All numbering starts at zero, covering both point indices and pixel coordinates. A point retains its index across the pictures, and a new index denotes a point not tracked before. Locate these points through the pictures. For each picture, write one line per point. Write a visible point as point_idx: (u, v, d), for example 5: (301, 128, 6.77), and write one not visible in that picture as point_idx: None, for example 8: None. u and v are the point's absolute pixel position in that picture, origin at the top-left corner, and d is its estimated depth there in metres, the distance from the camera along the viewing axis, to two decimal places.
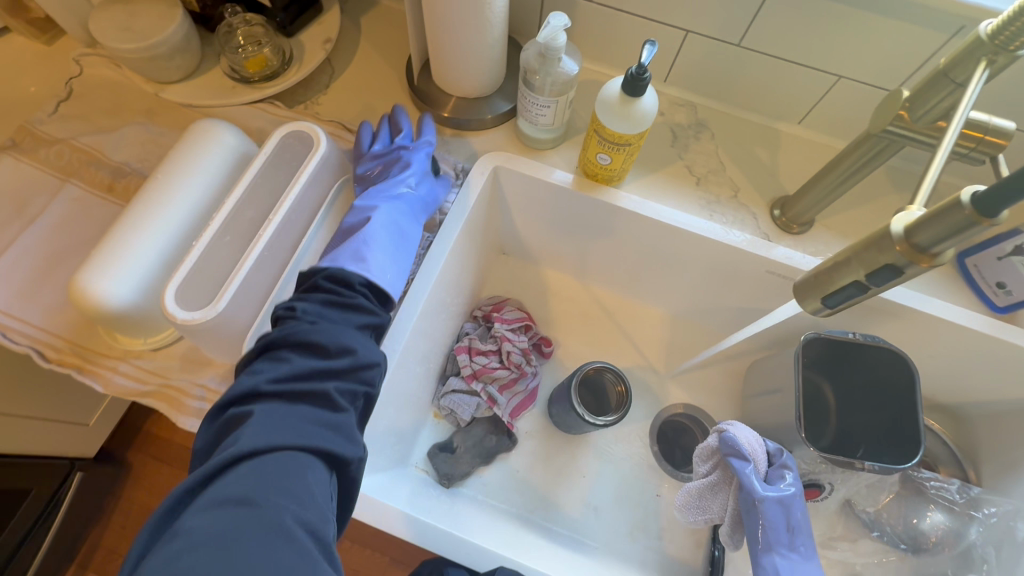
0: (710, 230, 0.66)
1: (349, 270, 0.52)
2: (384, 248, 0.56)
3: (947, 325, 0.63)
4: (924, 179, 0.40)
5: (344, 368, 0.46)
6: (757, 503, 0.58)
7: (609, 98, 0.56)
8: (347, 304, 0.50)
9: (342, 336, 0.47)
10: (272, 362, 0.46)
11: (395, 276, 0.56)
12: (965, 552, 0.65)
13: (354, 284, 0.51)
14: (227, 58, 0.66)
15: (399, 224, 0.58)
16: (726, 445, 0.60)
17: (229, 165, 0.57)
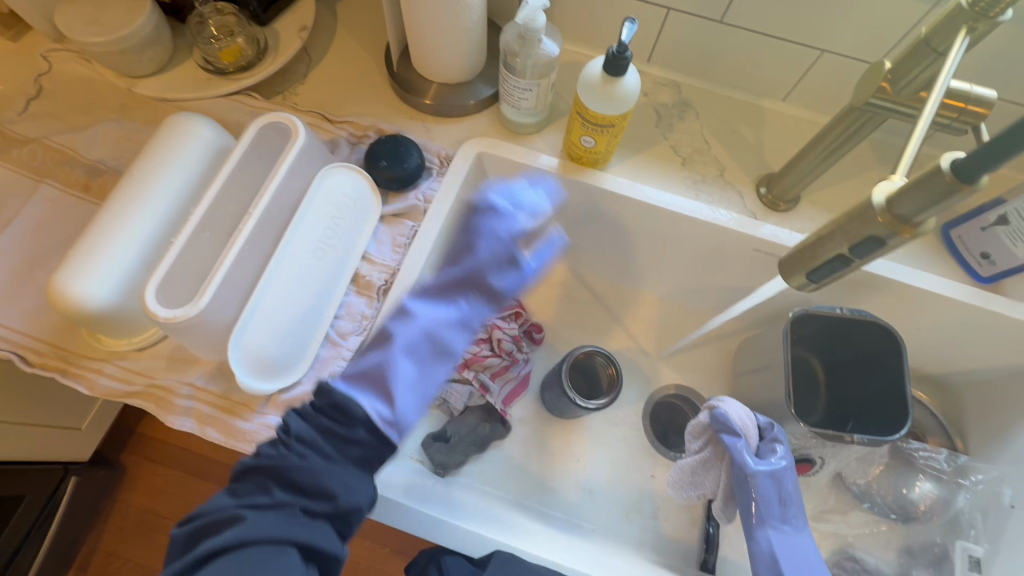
0: (697, 211, 0.66)
1: (355, 401, 0.47)
2: (404, 382, 0.50)
3: (933, 297, 0.64)
4: (906, 150, 0.40)
5: (327, 511, 0.44)
6: (748, 478, 0.58)
7: (591, 79, 0.55)
8: (348, 437, 0.46)
9: (329, 478, 0.44)
10: (253, 487, 0.44)
11: (407, 410, 0.49)
12: (953, 519, 0.67)
13: (356, 420, 0.46)
14: (200, 49, 0.65)
15: (433, 338, 0.53)
16: (715, 422, 0.61)
17: (205, 159, 0.56)
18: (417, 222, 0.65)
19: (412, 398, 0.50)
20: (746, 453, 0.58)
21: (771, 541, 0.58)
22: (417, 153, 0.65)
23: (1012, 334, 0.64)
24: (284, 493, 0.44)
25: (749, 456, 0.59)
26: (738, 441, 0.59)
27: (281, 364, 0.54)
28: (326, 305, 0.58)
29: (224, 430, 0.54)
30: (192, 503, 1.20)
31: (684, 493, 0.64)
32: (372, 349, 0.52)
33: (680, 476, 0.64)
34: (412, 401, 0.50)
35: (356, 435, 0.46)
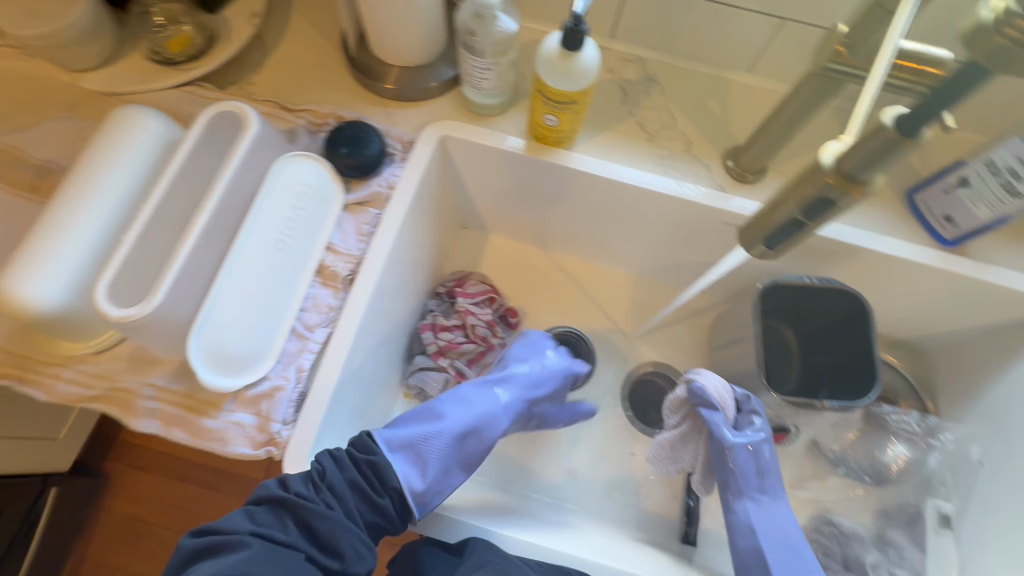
0: (664, 187, 0.65)
1: (394, 470, 0.52)
2: (438, 461, 0.55)
3: (900, 262, 0.64)
4: (855, 113, 0.40)
5: (333, 568, 0.46)
6: (727, 450, 0.60)
7: (548, 54, 0.54)
8: (375, 502, 0.51)
9: (346, 535, 0.47)
10: (275, 522, 0.46)
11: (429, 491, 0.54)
12: (925, 479, 0.69)
13: (389, 487, 0.52)
14: (148, 40, 0.63)
15: (480, 434, 0.59)
16: (694, 397, 0.62)
17: (154, 153, 0.54)
18: (381, 210, 0.63)
19: (443, 487, 0.56)
20: (723, 427, 0.59)
21: (750, 511, 0.59)
22: (378, 139, 0.63)
23: (977, 294, 0.65)
24: (299, 535, 0.47)
25: (728, 429, 0.60)
26: (717, 415, 0.60)
27: (245, 360, 0.53)
28: (290, 299, 0.57)
29: (190, 430, 0.53)
30: (180, 508, 1.18)
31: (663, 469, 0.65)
32: (421, 422, 0.57)
33: (659, 454, 0.64)
34: (441, 488, 0.56)
35: (381, 503, 0.51)
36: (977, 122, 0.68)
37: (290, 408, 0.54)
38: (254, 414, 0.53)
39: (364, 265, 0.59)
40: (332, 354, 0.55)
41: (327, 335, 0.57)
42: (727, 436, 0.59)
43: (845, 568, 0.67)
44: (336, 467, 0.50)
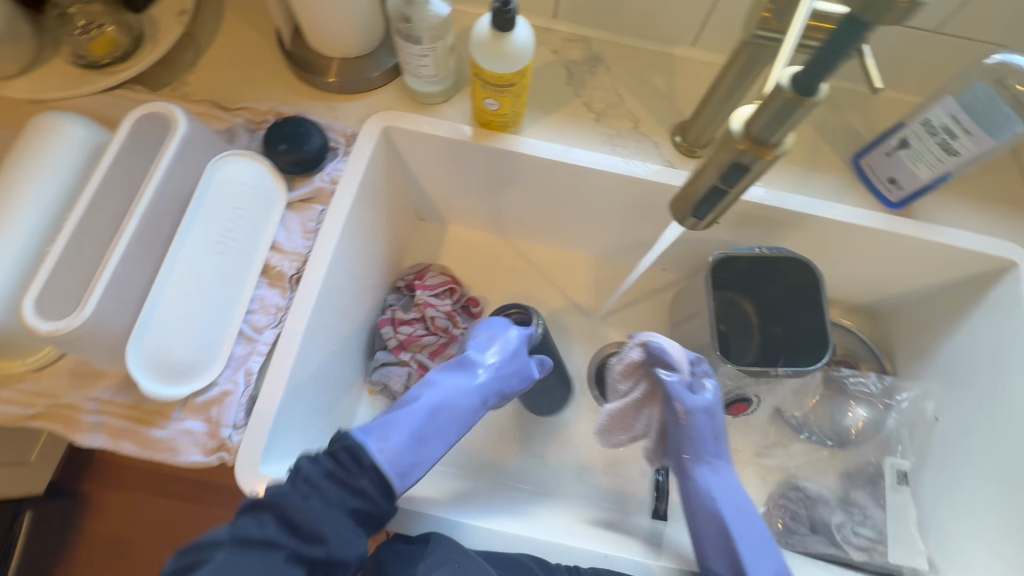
0: (612, 166, 0.65)
1: (365, 446, 0.51)
2: (409, 433, 0.54)
3: (848, 227, 0.65)
4: (786, 45, 0.38)
5: (320, 556, 0.45)
6: (684, 414, 0.60)
7: (480, 37, 0.53)
8: (353, 487, 0.49)
9: (325, 521, 0.46)
10: (252, 523, 0.45)
11: (407, 467, 0.52)
12: (884, 438, 0.70)
13: (364, 465, 0.50)
14: (69, 44, 0.61)
15: (450, 407, 0.57)
16: (651, 359, 0.60)
17: (78, 160, 0.52)
18: (326, 206, 0.62)
19: (423, 462, 0.54)
20: (681, 390, 0.60)
21: (708, 478, 0.60)
22: (318, 133, 0.62)
23: (924, 254, 0.66)
24: (279, 531, 0.45)
25: (687, 392, 0.60)
26: (676, 377, 0.60)
27: (190, 366, 0.52)
28: (236, 301, 0.56)
29: (138, 442, 0.51)
30: (163, 524, 1.14)
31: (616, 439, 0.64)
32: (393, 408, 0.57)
33: (615, 420, 0.62)
34: (421, 464, 0.54)
35: (359, 485, 0.49)
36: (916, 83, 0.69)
37: (241, 412, 0.53)
38: (204, 421, 0.53)
39: (312, 261, 0.58)
40: (281, 355, 0.54)
41: (276, 336, 0.56)
42: (687, 399, 0.60)
43: (812, 531, 0.67)
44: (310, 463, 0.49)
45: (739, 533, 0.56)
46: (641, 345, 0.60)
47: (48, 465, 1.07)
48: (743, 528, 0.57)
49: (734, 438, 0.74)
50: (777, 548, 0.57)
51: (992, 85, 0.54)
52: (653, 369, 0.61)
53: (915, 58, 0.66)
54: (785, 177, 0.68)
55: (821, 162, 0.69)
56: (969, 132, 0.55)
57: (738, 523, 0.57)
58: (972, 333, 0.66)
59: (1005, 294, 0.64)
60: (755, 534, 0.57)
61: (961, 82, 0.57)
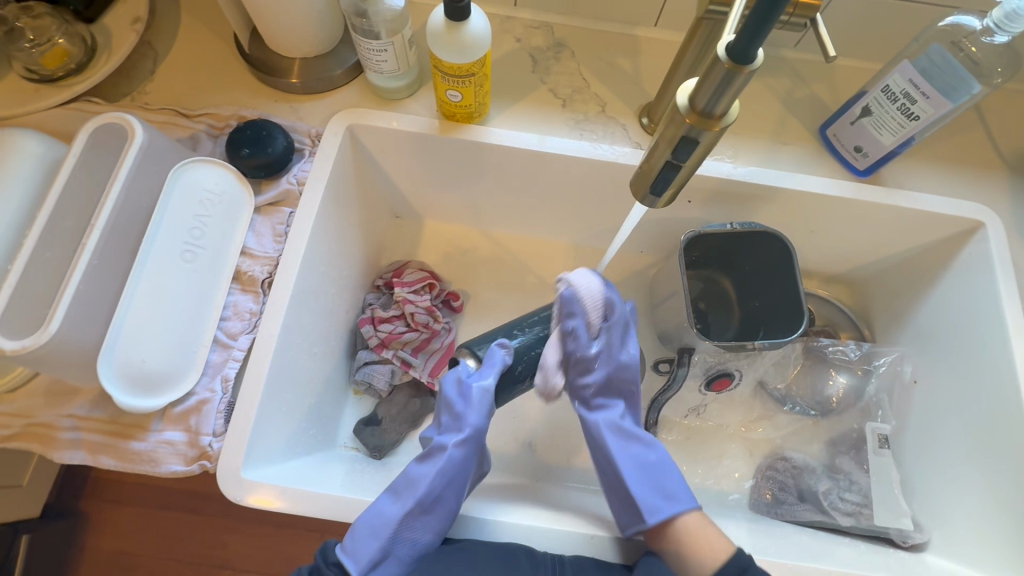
0: (580, 151, 0.65)
1: (329, 546, 0.50)
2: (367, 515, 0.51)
3: (817, 197, 0.65)
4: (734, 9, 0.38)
5: None
6: (587, 358, 0.60)
7: (435, 29, 0.53)
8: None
9: None
10: None
11: (365, 549, 0.49)
12: (865, 405, 0.71)
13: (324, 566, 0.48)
14: (19, 58, 0.59)
15: (408, 475, 0.54)
16: (567, 304, 0.59)
17: (36, 176, 0.52)
18: (295, 208, 0.62)
19: (380, 534, 0.50)
20: (568, 325, 0.59)
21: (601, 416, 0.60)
22: (282, 135, 0.61)
23: (895, 219, 0.66)
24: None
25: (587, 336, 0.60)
26: (579, 321, 0.59)
27: (165, 377, 0.51)
28: (208, 309, 0.55)
29: (118, 456, 0.51)
30: (168, 537, 1.14)
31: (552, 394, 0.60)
32: None
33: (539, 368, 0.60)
34: (378, 535, 0.50)
35: None
36: (878, 50, 0.69)
37: (219, 419, 0.53)
38: (183, 431, 0.52)
39: (283, 264, 0.57)
40: (256, 359, 0.54)
41: (251, 341, 0.56)
42: (581, 347, 0.59)
43: (800, 500, 0.67)
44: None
45: (621, 456, 0.57)
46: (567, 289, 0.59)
47: (44, 487, 1.06)
48: (623, 451, 0.57)
49: (720, 414, 0.74)
50: (674, 468, 0.56)
51: (948, 48, 0.55)
52: (559, 313, 0.60)
53: (874, 25, 0.66)
54: (753, 151, 0.68)
55: (788, 135, 0.69)
56: (927, 97, 0.55)
57: (625, 446, 0.58)
58: (945, 295, 0.67)
59: (974, 254, 0.64)
60: (638, 455, 0.57)
61: (917, 45, 0.57)
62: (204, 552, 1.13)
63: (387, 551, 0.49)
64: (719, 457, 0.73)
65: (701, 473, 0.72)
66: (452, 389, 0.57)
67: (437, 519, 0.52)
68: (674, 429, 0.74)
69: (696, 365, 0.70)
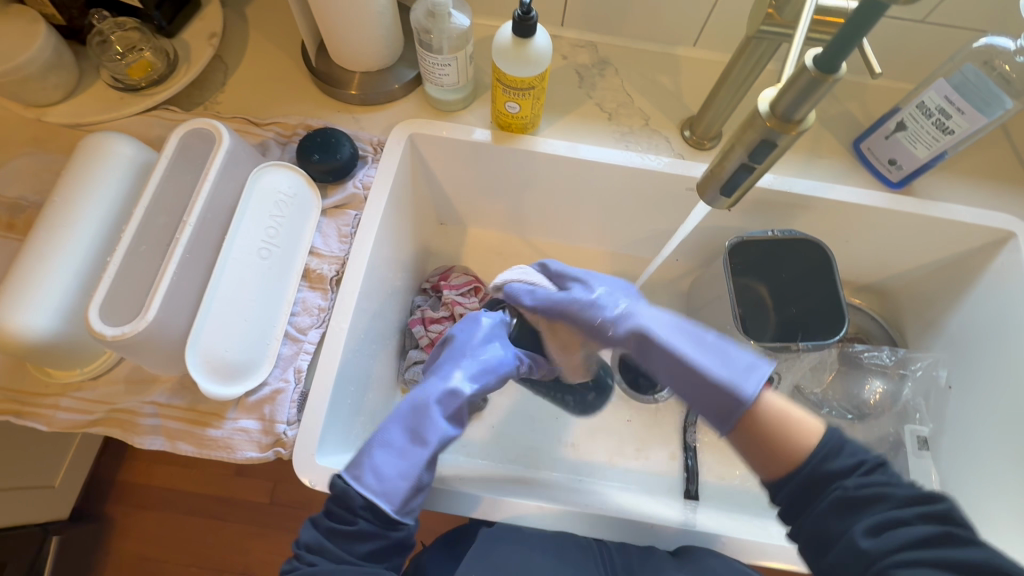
0: (627, 160, 0.68)
1: (351, 489, 0.48)
2: (389, 454, 0.51)
3: (852, 207, 0.68)
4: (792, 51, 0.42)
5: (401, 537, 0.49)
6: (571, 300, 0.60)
7: (503, 44, 0.57)
8: (352, 532, 0.47)
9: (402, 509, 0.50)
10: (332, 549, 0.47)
11: (398, 475, 0.50)
12: (901, 408, 0.73)
13: (355, 508, 0.47)
14: (107, 68, 0.63)
15: (416, 406, 0.54)
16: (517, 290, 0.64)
17: (130, 176, 0.56)
18: (359, 211, 0.65)
19: (410, 471, 0.50)
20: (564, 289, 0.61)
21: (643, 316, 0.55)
22: (348, 143, 0.65)
23: (928, 230, 0.69)
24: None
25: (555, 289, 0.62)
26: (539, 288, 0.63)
27: (242, 366, 0.54)
28: (281, 304, 0.58)
29: (195, 442, 0.54)
30: (193, 543, 1.14)
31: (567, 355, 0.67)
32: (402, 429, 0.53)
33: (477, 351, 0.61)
34: (408, 471, 0.50)
35: (358, 529, 0.47)
36: (907, 70, 0.73)
37: (293, 409, 0.55)
38: (257, 419, 0.55)
39: (350, 265, 0.60)
40: (327, 351, 0.56)
41: (321, 335, 0.59)
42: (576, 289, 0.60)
43: None
44: (309, 526, 0.49)
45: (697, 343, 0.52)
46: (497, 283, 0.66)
47: (74, 487, 1.07)
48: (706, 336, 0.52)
49: None
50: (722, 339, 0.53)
51: (981, 68, 0.58)
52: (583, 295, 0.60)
53: (903, 46, 0.70)
54: (789, 165, 0.71)
55: (823, 149, 0.72)
56: (962, 112, 0.58)
57: (708, 333, 0.53)
58: (979, 302, 0.69)
59: (1007, 263, 0.67)
60: (698, 336, 0.53)
61: (951, 65, 0.61)
62: (228, 559, 1.13)
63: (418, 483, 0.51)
64: None
65: (740, 474, 0.73)
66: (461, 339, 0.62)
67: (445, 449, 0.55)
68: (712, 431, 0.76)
69: None
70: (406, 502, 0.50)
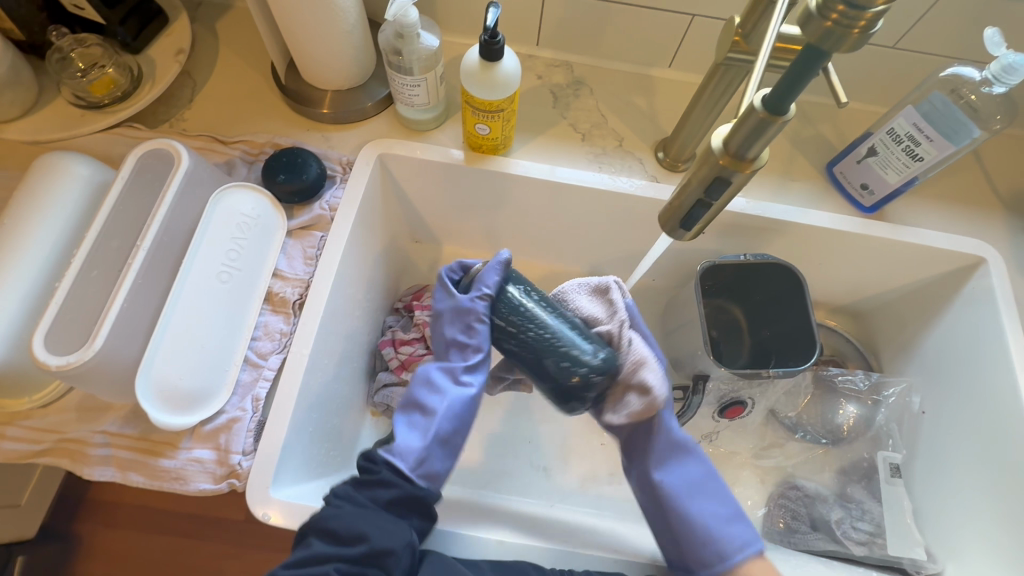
0: (599, 182, 0.68)
1: (376, 450, 0.52)
2: (405, 426, 0.53)
3: (824, 232, 0.68)
4: (754, 72, 0.42)
5: (364, 552, 0.45)
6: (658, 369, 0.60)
7: (470, 67, 0.56)
8: (386, 485, 0.49)
9: (365, 522, 0.47)
10: (304, 546, 0.47)
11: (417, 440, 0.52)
12: (875, 434, 0.71)
13: (378, 463, 0.51)
14: (68, 85, 0.62)
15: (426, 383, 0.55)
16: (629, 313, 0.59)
17: (85, 198, 0.54)
18: (326, 232, 0.64)
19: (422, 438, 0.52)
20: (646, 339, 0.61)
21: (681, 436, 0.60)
22: (316, 163, 0.64)
23: (901, 254, 0.69)
24: (325, 545, 0.46)
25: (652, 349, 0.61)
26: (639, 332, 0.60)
27: (198, 395, 0.53)
28: (242, 329, 0.57)
29: (147, 473, 0.52)
30: (164, 563, 1.10)
31: (645, 391, 0.54)
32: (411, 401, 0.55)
33: (467, 330, 0.55)
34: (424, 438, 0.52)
35: (376, 477, 0.50)
36: (877, 93, 0.74)
37: (249, 438, 0.54)
38: (213, 449, 0.53)
39: (312, 292, 0.59)
40: (287, 377, 0.55)
41: (281, 361, 0.57)
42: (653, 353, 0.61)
43: (813, 529, 0.68)
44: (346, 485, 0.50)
45: (705, 498, 0.56)
46: (597, 284, 0.59)
47: (40, 506, 1.03)
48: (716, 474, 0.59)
49: (732, 442, 0.75)
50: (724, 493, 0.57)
51: (948, 96, 0.59)
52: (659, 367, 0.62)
53: (874, 70, 0.71)
54: (763, 188, 0.71)
55: (796, 172, 0.72)
56: (930, 140, 0.58)
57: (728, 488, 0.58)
58: (951, 326, 0.69)
59: (977, 288, 0.67)
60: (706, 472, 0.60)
61: (919, 93, 0.61)
62: None
63: (433, 450, 0.51)
64: (730, 485, 0.73)
65: None
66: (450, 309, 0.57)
67: (462, 413, 0.53)
68: None
69: (709, 393, 0.71)
70: (422, 467, 0.51)
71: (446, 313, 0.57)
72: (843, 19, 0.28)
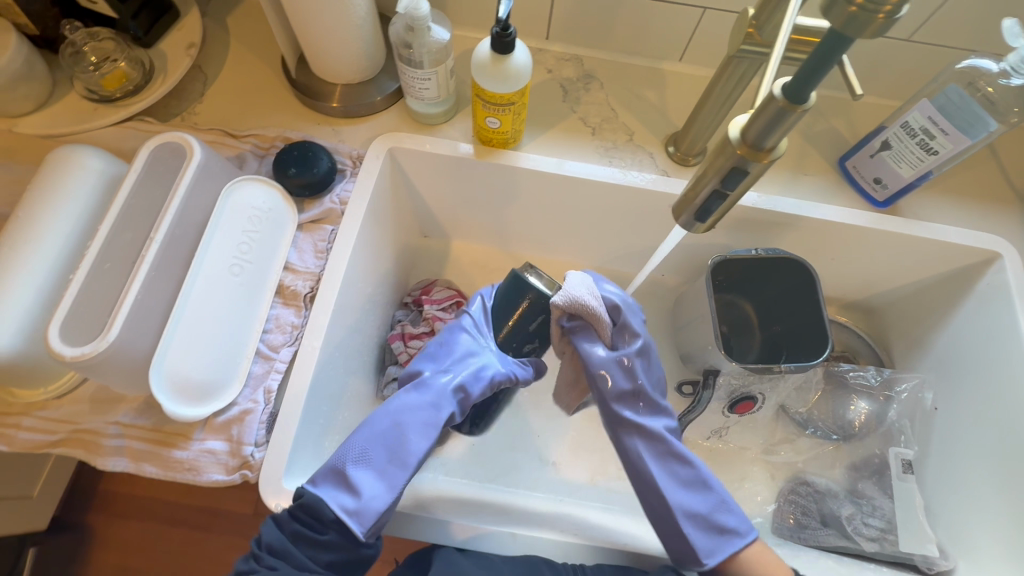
0: (609, 176, 0.67)
1: (322, 500, 0.47)
2: (363, 475, 0.50)
3: (836, 227, 0.67)
4: (772, 59, 0.41)
5: None
6: (600, 371, 0.58)
7: (481, 59, 0.56)
8: (318, 542, 0.47)
9: None
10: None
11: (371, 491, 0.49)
12: (887, 430, 0.71)
13: (326, 519, 0.47)
14: (80, 79, 0.62)
15: (394, 420, 0.53)
16: (570, 328, 0.60)
17: (98, 190, 0.54)
18: (336, 225, 0.64)
19: (379, 481, 0.50)
20: (592, 350, 0.58)
21: (642, 444, 0.57)
22: (326, 156, 0.64)
23: (914, 249, 0.69)
24: None
25: (603, 352, 0.59)
26: (587, 339, 0.59)
27: (210, 387, 0.53)
28: (254, 322, 0.57)
29: (161, 464, 0.53)
30: (175, 554, 1.10)
31: (570, 404, 0.67)
32: (371, 442, 0.51)
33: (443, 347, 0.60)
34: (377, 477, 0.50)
35: (323, 540, 0.47)
36: (891, 87, 0.73)
37: (261, 430, 0.54)
38: (225, 440, 0.54)
39: (322, 286, 0.59)
40: (298, 370, 0.55)
41: (292, 354, 0.57)
42: (598, 360, 0.58)
43: (823, 525, 0.68)
44: (272, 526, 0.48)
45: (664, 483, 0.55)
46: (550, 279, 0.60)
47: (53, 497, 1.04)
48: (671, 486, 0.55)
49: (742, 437, 0.74)
50: (688, 485, 0.55)
51: (965, 89, 0.58)
52: (611, 366, 0.58)
53: (889, 63, 0.70)
54: (774, 182, 0.71)
55: (808, 167, 0.72)
56: (945, 133, 0.58)
57: (679, 502, 0.54)
58: (964, 323, 0.68)
59: (992, 284, 0.66)
60: (695, 482, 0.55)
61: (935, 85, 0.60)
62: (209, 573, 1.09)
63: (369, 504, 0.48)
64: (740, 480, 0.73)
65: None
66: (451, 339, 0.60)
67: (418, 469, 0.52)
68: (695, 450, 0.74)
69: (719, 387, 0.71)
70: (357, 515, 0.47)
71: (445, 340, 0.61)
72: (869, 4, 0.28)
